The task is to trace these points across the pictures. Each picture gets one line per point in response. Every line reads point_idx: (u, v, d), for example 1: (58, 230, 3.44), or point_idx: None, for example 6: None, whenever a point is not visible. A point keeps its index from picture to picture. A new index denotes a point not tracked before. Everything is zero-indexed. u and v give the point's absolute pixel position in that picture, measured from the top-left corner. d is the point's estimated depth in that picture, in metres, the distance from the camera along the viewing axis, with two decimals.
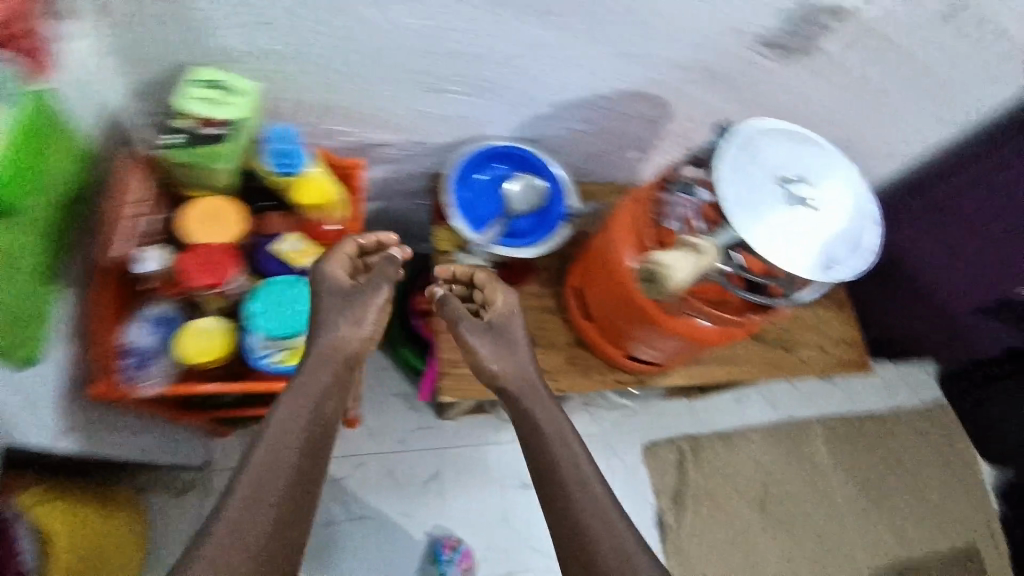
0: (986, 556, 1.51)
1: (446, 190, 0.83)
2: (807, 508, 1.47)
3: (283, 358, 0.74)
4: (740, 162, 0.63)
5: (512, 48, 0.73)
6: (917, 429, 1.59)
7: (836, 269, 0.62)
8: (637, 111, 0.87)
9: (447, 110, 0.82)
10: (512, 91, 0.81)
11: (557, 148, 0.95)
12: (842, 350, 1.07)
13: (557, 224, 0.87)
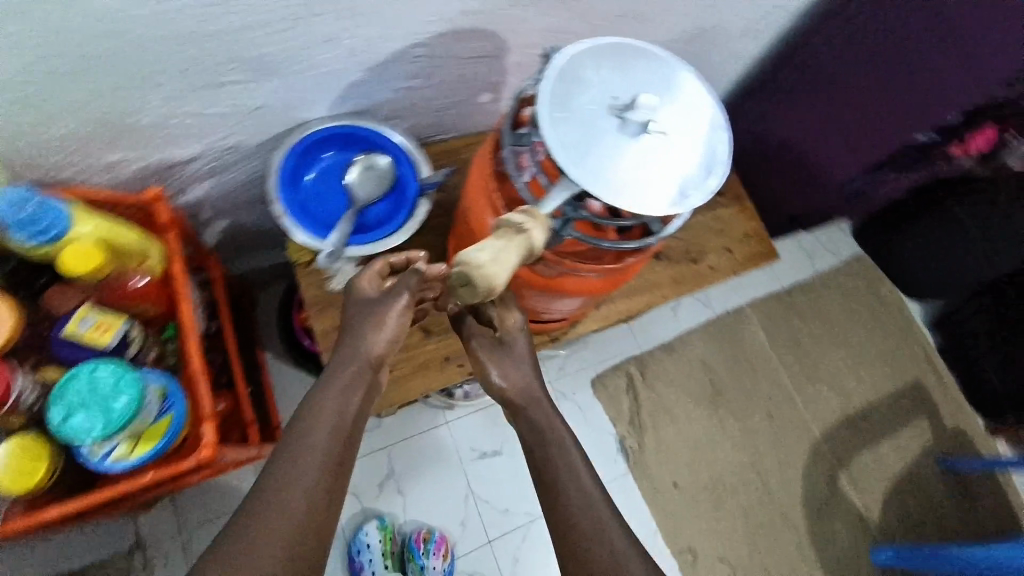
0: (928, 387, 1.62)
1: (273, 197, 0.73)
2: (758, 390, 1.50)
3: (124, 452, 0.66)
4: (564, 93, 0.54)
5: (279, 17, 0.59)
6: (841, 287, 1.64)
7: (689, 196, 0.55)
8: (468, 52, 0.75)
9: (237, 103, 0.69)
10: (307, 66, 0.67)
11: (396, 111, 0.83)
12: (747, 245, 1.05)
13: (414, 200, 0.78)
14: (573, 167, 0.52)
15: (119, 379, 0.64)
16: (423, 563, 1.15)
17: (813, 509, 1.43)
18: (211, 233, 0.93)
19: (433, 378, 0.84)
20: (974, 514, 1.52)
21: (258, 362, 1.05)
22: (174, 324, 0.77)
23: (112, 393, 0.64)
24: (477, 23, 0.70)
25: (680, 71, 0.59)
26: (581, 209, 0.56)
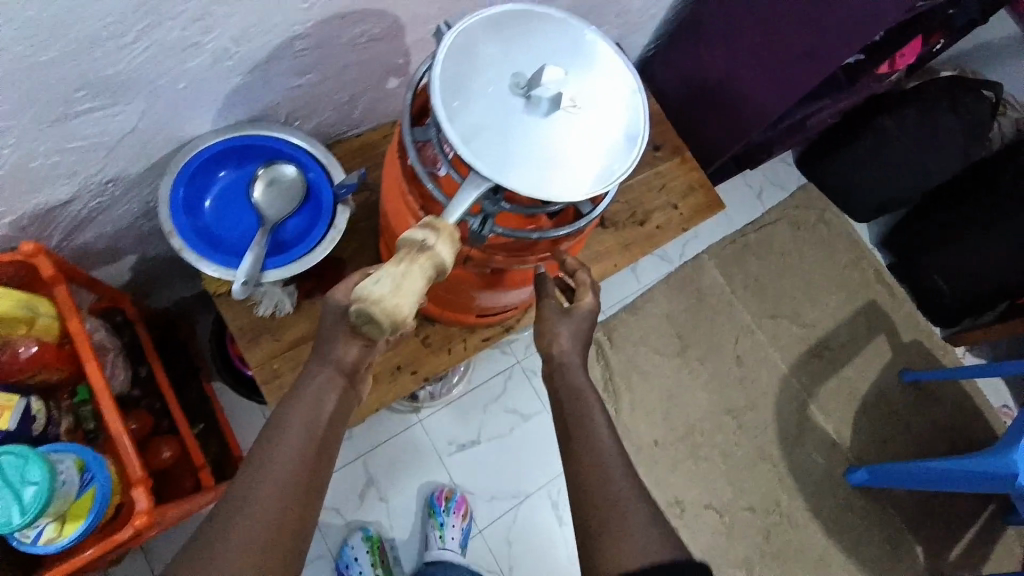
0: (883, 304, 1.67)
1: (168, 231, 0.65)
2: (723, 335, 1.51)
3: (54, 534, 0.62)
4: (459, 78, 0.48)
5: (124, 28, 0.51)
6: (792, 220, 1.65)
7: (614, 170, 0.50)
8: (360, 35, 0.68)
9: (104, 131, 0.61)
10: (176, 77, 0.59)
11: (296, 112, 0.75)
12: (691, 198, 1.02)
13: (330, 208, 0.72)
14: (481, 162, 0.47)
15: (22, 469, 0.58)
16: (443, 520, 1.16)
17: (790, 442, 1.47)
18: (120, 272, 0.85)
19: (386, 391, 0.79)
20: (934, 417, 1.61)
21: (205, 398, 0.99)
22: (86, 385, 0.72)
23: (19, 484, 0.58)
24: (362, 4, 0.63)
25: (584, 31, 0.54)
26: (501, 201, 0.51)
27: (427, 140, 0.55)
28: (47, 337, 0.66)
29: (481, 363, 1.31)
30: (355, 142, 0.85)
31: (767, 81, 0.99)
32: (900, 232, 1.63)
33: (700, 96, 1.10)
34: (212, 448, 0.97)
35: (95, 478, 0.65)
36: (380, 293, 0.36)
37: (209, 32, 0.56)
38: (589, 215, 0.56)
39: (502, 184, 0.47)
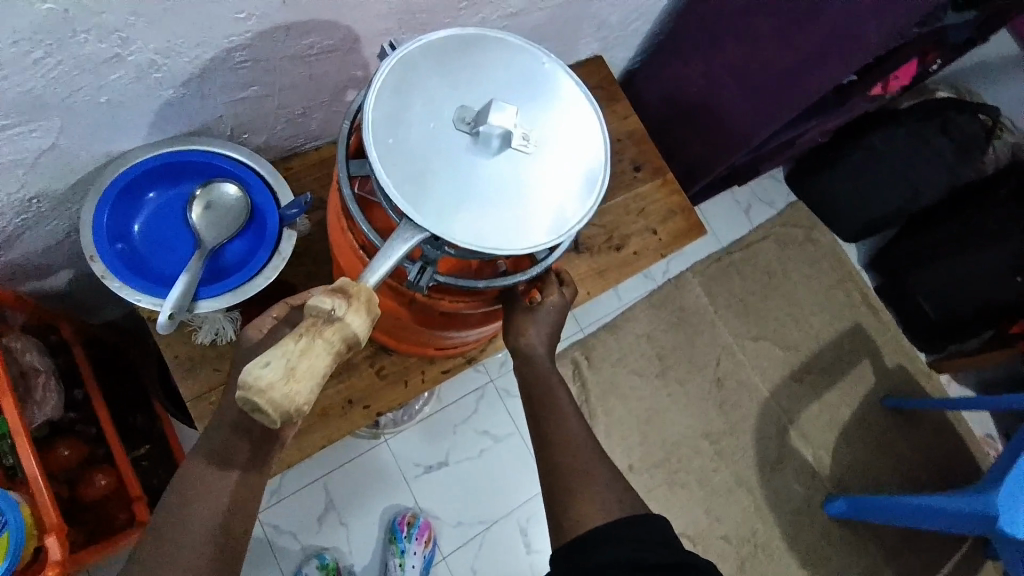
0: (870, 328, 1.64)
1: (91, 256, 0.61)
2: (705, 356, 1.47)
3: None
4: (396, 117, 0.44)
5: (29, 43, 0.46)
6: (780, 239, 1.61)
7: (568, 217, 0.46)
8: (311, 46, 0.62)
9: (19, 150, 0.55)
10: (97, 92, 0.54)
11: (243, 125, 0.69)
12: (672, 222, 0.96)
13: (276, 232, 0.67)
14: (417, 211, 0.43)
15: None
16: (405, 547, 1.11)
17: (769, 468, 1.44)
18: (55, 289, 0.79)
19: (335, 426, 0.74)
20: (913, 444, 1.59)
21: (152, 419, 0.93)
22: None
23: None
24: (308, 15, 0.57)
25: (536, 62, 0.50)
26: (443, 246, 0.45)
27: (364, 173, 0.50)
28: None
29: (452, 382, 1.26)
30: (312, 155, 0.80)
31: (754, 103, 0.94)
32: (886, 255, 1.60)
33: (686, 114, 1.05)
34: (158, 473, 0.92)
35: (10, 522, 0.59)
36: (270, 378, 0.33)
37: (131, 46, 0.51)
38: (543, 263, 0.53)
39: (440, 236, 0.42)
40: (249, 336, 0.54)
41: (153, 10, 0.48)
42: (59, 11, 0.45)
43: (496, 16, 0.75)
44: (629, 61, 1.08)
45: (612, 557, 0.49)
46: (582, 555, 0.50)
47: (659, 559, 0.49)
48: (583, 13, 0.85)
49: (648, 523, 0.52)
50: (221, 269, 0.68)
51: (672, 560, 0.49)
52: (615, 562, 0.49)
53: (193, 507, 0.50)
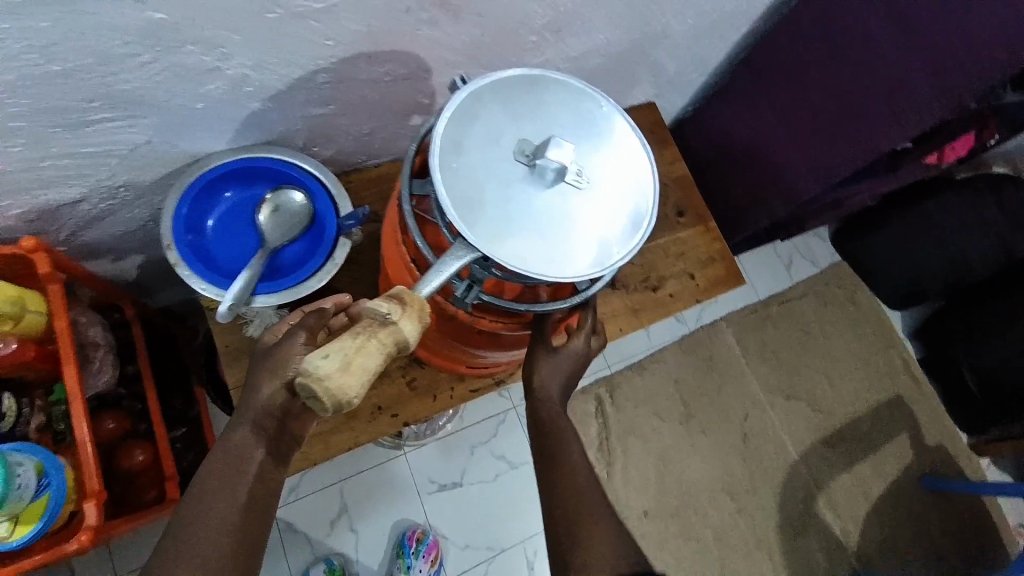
0: (909, 399, 1.58)
1: (167, 244, 0.66)
2: (732, 408, 1.44)
3: (4, 533, 0.60)
4: (458, 144, 0.48)
5: (140, 48, 0.52)
6: (821, 297, 1.58)
7: (612, 254, 0.49)
8: (387, 74, 0.68)
9: (117, 141, 0.62)
10: (193, 98, 0.60)
11: (315, 139, 0.75)
12: (710, 269, 0.97)
13: (332, 239, 0.71)
14: (471, 233, 0.46)
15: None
16: (411, 563, 1.11)
17: (791, 536, 1.38)
18: (123, 270, 0.85)
19: (362, 431, 0.76)
20: (947, 529, 1.50)
21: (189, 403, 0.97)
22: (61, 385, 0.71)
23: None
24: (387, 45, 0.63)
25: (595, 103, 0.53)
26: (491, 268, 0.48)
27: (424, 192, 0.53)
28: (29, 334, 0.67)
29: (475, 403, 1.27)
30: (372, 172, 0.85)
31: (801, 160, 0.95)
32: (932, 325, 1.54)
33: (734, 165, 1.06)
34: (188, 456, 0.95)
35: (51, 484, 0.64)
36: (327, 369, 0.36)
37: (226, 57, 0.56)
38: (583, 293, 0.55)
39: (490, 257, 0.45)
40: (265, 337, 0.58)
41: (250, 30, 0.54)
42: (170, 22, 0.50)
43: (558, 59, 0.79)
44: (680, 110, 1.12)
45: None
46: None
47: None
48: (641, 61, 0.89)
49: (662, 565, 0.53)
50: (278, 266, 0.73)
51: None
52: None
53: (228, 482, 0.52)
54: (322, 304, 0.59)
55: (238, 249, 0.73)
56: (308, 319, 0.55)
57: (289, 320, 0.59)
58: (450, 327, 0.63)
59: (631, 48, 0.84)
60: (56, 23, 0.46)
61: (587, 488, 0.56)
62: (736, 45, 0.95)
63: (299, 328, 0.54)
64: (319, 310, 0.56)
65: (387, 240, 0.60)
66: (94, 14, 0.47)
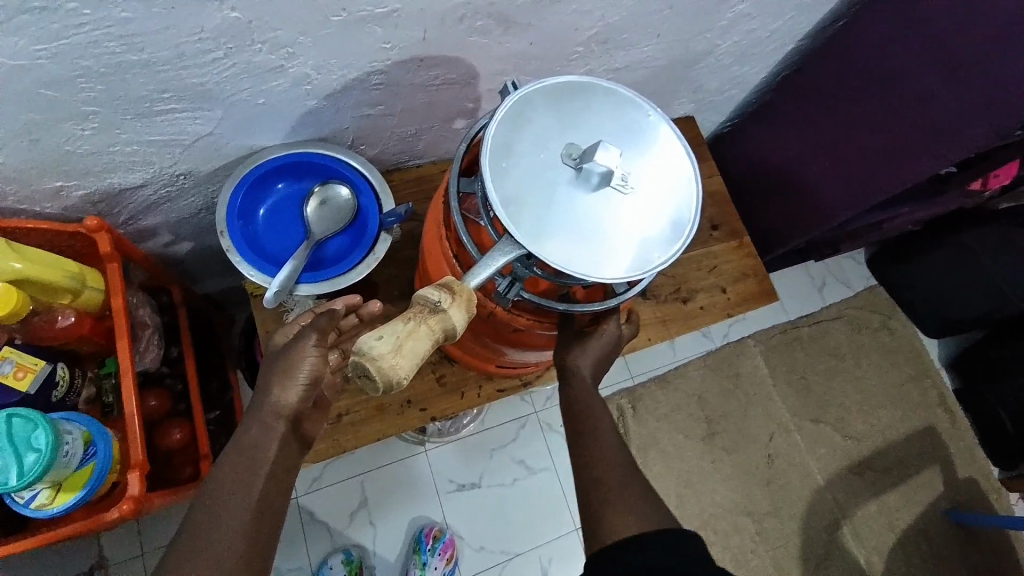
0: (943, 432, 1.53)
1: (221, 231, 0.70)
2: (756, 429, 1.41)
3: (46, 500, 0.62)
4: (508, 146, 0.50)
5: (213, 43, 0.55)
6: (854, 321, 1.55)
7: (653, 259, 0.50)
8: (437, 77, 0.70)
9: (182, 131, 0.65)
10: (256, 93, 0.63)
11: (362, 138, 0.78)
12: (742, 285, 0.96)
13: (374, 234, 0.73)
14: (518, 231, 0.47)
15: (31, 432, 0.59)
16: (426, 560, 1.12)
17: (812, 564, 1.35)
18: (173, 255, 0.89)
19: (391, 422, 0.78)
20: (977, 569, 1.44)
21: (224, 386, 1.01)
22: (113, 359, 0.75)
23: (24, 448, 0.59)
24: (440, 51, 0.65)
25: (642, 111, 0.54)
26: (533, 266, 0.50)
27: (471, 191, 0.55)
28: (85, 309, 0.70)
29: (496, 406, 1.28)
30: (413, 172, 0.87)
31: (842, 180, 0.94)
32: (968, 357, 1.50)
33: (771, 182, 1.06)
34: (220, 438, 0.98)
35: (97, 453, 0.65)
36: (380, 350, 0.38)
37: (290, 56, 0.59)
38: (620, 296, 0.56)
39: (534, 254, 0.47)
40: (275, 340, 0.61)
41: (314, 32, 0.57)
42: (243, 20, 0.53)
43: (602, 70, 0.80)
44: (718, 125, 1.12)
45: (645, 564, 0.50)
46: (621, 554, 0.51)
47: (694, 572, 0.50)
48: (684, 75, 0.90)
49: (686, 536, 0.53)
50: (322, 257, 0.76)
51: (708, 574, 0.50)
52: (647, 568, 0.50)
53: (267, 455, 0.54)
54: (332, 305, 0.62)
55: (285, 241, 0.77)
56: (319, 320, 0.59)
57: (301, 319, 0.62)
58: (484, 323, 0.65)
59: (675, 63, 0.85)
60: (140, 16, 0.50)
61: (612, 485, 0.56)
62: (780, 63, 0.95)
63: (310, 329, 0.58)
64: (329, 312, 0.60)
65: (429, 237, 0.63)
66: (176, 12, 0.50)
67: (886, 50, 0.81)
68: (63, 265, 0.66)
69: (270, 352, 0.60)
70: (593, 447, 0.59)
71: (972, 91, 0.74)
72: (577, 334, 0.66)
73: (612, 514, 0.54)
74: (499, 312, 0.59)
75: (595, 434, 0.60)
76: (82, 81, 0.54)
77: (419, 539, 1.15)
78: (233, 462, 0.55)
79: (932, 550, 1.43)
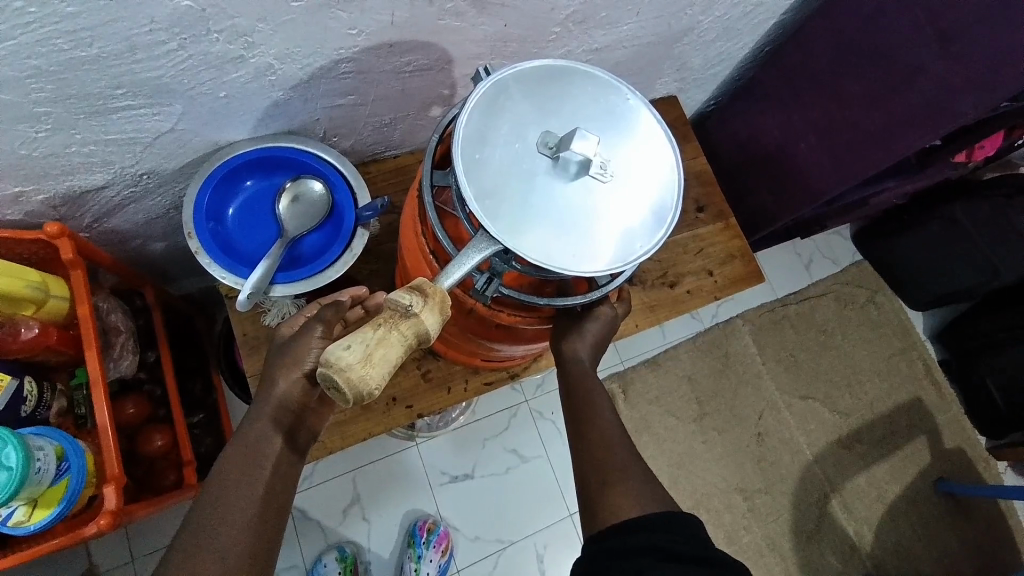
0: (930, 403, 1.55)
1: (189, 233, 0.67)
2: (747, 409, 1.42)
3: (23, 517, 0.60)
4: (482, 135, 0.48)
5: (166, 34, 0.51)
6: (840, 298, 1.55)
7: (635, 249, 0.48)
8: (410, 64, 0.67)
9: (142, 128, 0.62)
10: (218, 86, 0.60)
11: (334, 129, 0.75)
12: (730, 267, 0.95)
13: (350, 230, 0.71)
14: (495, 225, 0.45)
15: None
16: (421, 553, 1.12)
17: (804, 538, 1.37)
18: (144, 256, 0.86)
19: (376, 421, 0.77)
20: (963, 536, 1.48)
21: (207, 389, 0.99)
22: (83, 368, 0.73)
23: None
24: (410, 36, 0.62)
25: (620, 96, 0.52)
26: (511, 261, 0.48)
27: (445, 184, 0.53)
28: (50, 318, 0.67)
29: (488, 396, 1.27)
30: (390, 162, 0.85)
31: (828, 157, 0.92)
32: (954, 330, 1.51)
33: (757, 160, 1.04)
34: (206, 441, 0.96)
35: (70, 468, 0.63)
36: (348, 360, 0.37)
37: (249, 44, 0.56)
38: (603, 288, 0.55)
39: (512, 250, 0.45)
40: (282, 331, 0.60)
41: (275, 19, 0.54)
42: (197, 9, 0.50)
43: (581, 51, 0.78)
44: (702, 104, 1.10)
45: (646, 542, 0.49)
46: (615, 544, 0.50)
47: (694, 553, 0.49)
48: (666, 54, 0.87)
49: (685, 519, 0.52)
50: (296, 254, 0.73)
51: (707, 556, 0.49)
52: (648, 546, 0.49)
53: (247, 462, 0.53)
54: (337, 297, 0.62)
55: (257, 239, 0.74)
56: (325, 312, 0.57)
57: (307, 312, 0.62)
58: (466, 317, 0.63)
59: (656, 41, 0.83)
60: (85, 9, 0.46)
61: (602, 475, 0.55)
62: (764, 39, 0.93)
63: (316, 321, 0.57)
64: (335, 304, 0.58)
65: (407, 231, 0.61)
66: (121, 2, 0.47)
67: (872, 21, 0.79)
68: (24, 274, 0.63)
69: (269, 354, 0.58)
70: (583, 439, 0.58)
71: (959, 63, 0.73)
72: (564, 325, 0.64)
73: (605, 506, 0.54)
74: (482, 309, 0.58)
75: (585, 426, 0.59)
76: (27, 81, 0.51)
77: (414, 532, 1.15)
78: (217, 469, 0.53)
79: (919, 518, 1.46)
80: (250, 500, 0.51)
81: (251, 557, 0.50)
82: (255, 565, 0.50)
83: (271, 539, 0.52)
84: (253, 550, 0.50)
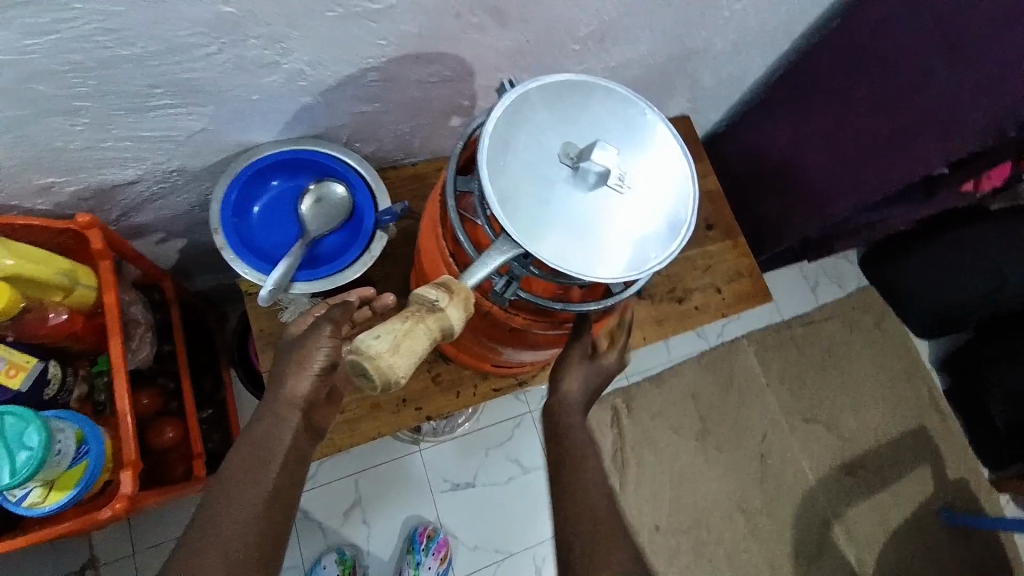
0: (934, 431, 1.54)
1: (215, 229, 0.69)
2: (750, 428, 1.42)
3: (38, 499, 0.61)
4: (506, 143, 0.50)
5: (205, 38, 0.54)
6: (846, 321, 1.55)
7: (649, 258, 0.50)
8: (432, 74, 0.70)
9: (174, 127, 0.65)
10: (250, 89, 0.63)
11: (357, 135, 0.77)
12: (737, 284, 0.97)
13: (370, 233, 0.73)
14: (516, 229, 0.47)
15: (23, 431, 0.58)
16: (420, 559, 1.12)
17: (805, 562, 1.36)
18: (165, 252, 0.89)
19: (385, 422, 0.78)
20: (966, 567, 1.46)
21: (217, 385, 1.00)
22: (106, 356, 0.74)
23: (16, 446, 0.57)
24: (436, 47, 0.65)
25: (639, 113, 0.54)
26: (530, 265, 0.50)
27: (467, 189, 0.55)
28: (79, 307, 0.69)
29: (493, 404, 1.27)
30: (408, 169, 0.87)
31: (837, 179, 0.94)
32: (959, 357, 1.51)
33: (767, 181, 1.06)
34: (214, 437, 0.98)
35: (89, 452, 0.64)
36: (376, 349, 0.39)
37: (281, 50, 0.58)
38: (618, 296, 0.56)
39: (532, 253, 0.47)
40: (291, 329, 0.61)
41: (308, 27, 0.56)
42: (236, 14, 0.52)
43: (598, 68, 0.80)
44: (712, 124, 1.12)
45: None
46: None
47: None
48: (679, 74, 0.90)
49: None
50: (316, 255, 0.75)
51: None
52: None
53: (260, 451, 0.54)
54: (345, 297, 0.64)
55: (278, 238, 0.76)
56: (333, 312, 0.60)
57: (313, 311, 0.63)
58: (480, 322, 0.64)
59: (670, 62, 0.85)
60: (132, 8, 0.49)
61: None
62: (775, 62, 0.96)
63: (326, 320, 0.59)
64: (343, 304, 0.61)
65: (426, 236, 0.62)
66: (166, 6, 0.49)
67: (881, 50, 0.82)
68: (57, 261, 0.65)
69: (283, 347, 0.59)
70: None
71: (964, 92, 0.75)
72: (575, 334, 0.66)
73: None
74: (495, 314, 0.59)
75: None
76: (68, 75, 0.53)
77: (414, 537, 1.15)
78: (233, 455, 0.54)
79: (922, 547, 1.45)
80: (262, 485, 0.53)
81: (259, 541, 0.51)
82: (264, 552, 0.51)
83: (280, 527, 0.53)
84: (263, 533, 0.51)
